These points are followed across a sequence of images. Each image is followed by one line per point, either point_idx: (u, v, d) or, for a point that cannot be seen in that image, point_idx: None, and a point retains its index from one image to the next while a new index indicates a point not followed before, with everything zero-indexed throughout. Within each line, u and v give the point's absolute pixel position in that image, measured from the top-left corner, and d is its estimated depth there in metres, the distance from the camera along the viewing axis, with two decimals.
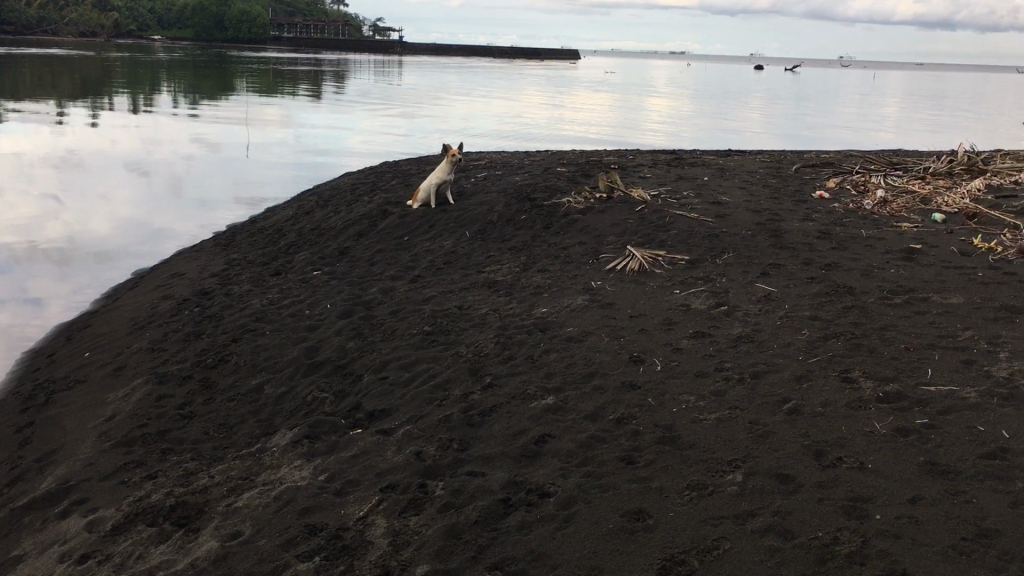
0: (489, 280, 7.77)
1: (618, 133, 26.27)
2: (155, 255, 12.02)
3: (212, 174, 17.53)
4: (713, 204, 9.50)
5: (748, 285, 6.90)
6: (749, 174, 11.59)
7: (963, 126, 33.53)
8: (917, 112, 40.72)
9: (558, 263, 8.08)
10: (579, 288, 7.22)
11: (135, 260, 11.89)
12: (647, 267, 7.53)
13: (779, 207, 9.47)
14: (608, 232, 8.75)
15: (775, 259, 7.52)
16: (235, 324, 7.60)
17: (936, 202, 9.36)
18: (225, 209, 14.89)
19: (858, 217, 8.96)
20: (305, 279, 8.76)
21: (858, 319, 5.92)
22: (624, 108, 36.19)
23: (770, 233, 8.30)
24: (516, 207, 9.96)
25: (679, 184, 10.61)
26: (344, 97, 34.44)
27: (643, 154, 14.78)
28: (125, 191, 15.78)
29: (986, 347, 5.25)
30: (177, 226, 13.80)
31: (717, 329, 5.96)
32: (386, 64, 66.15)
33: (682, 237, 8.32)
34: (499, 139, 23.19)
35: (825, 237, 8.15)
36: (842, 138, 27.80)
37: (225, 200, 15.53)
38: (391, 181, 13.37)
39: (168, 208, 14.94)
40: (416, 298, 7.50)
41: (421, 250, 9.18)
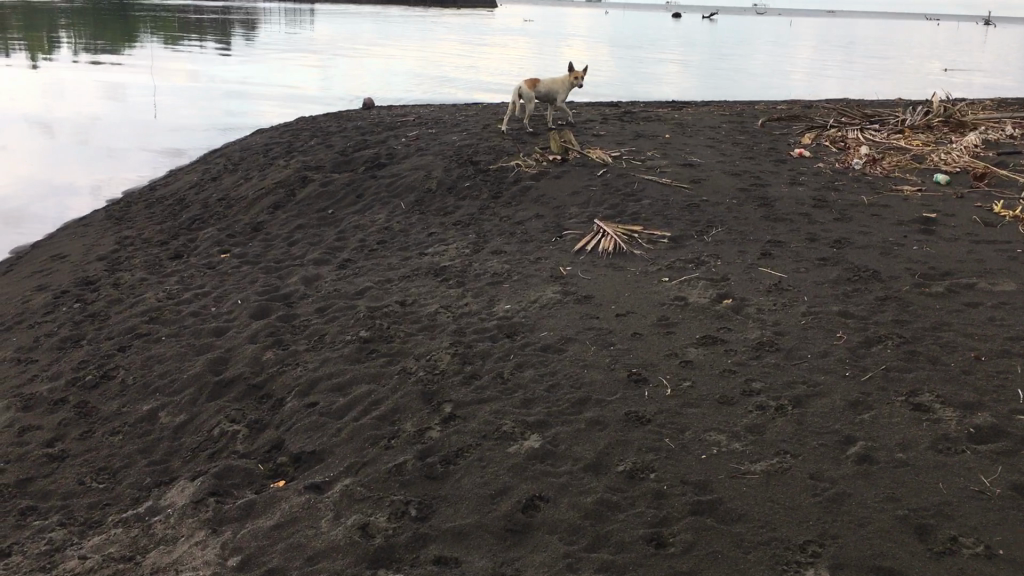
0: (436, 266, 6.48)
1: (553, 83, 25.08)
2: (60, 220, 10.39)
3: (122, 129, 15.74)
4: (683, 166, 8.34)
5: (750, 271, 5.76)
6: (710, 129, 10.49)
7: (907, 73, 33.37)
8: (840, 60, 40.40)
9: (515, 242, 6.82)
10: (546, 276, 5.99)
11: (38, 225, 10.25)
12: (624, 247, 6.33)
13: (758, 167, 8.39)
14: (570, 202, 7.52)
15: (773, 235, 6.41)
16: (123, 327, 6.11)
17: (931, 160, 8.43)
18: (136, 166, 13.29)
19: (849, 180, 7.95)
20: (211, 264, 7.30)
21: (900, 318, 4.83)
22: (553, 57, 34.93)
23: (758, 203, 7.18)
24: (459, 172, 8.65)
25: (638, 142, 9.44)
26: (256, 47, 32.34)
27: (587, 108, 13.59)
28: (26, 147, 13.96)
29: None
30: (82, 184, 12.15)
31: (731, 332, 4.81)
32: (298, 12, 63.52)
33: (658, 208, 7.13)
34: (426, 90, 21.73)
35: (822, 205, 7.09)
36: (774, 86, 27.08)
37: (135, 156, 13.91)
38: (309, 141, 11.88)
39: (73, 165, 13.19)
40: (348, 291, 6.16)
41: (350, 226, 7.81)
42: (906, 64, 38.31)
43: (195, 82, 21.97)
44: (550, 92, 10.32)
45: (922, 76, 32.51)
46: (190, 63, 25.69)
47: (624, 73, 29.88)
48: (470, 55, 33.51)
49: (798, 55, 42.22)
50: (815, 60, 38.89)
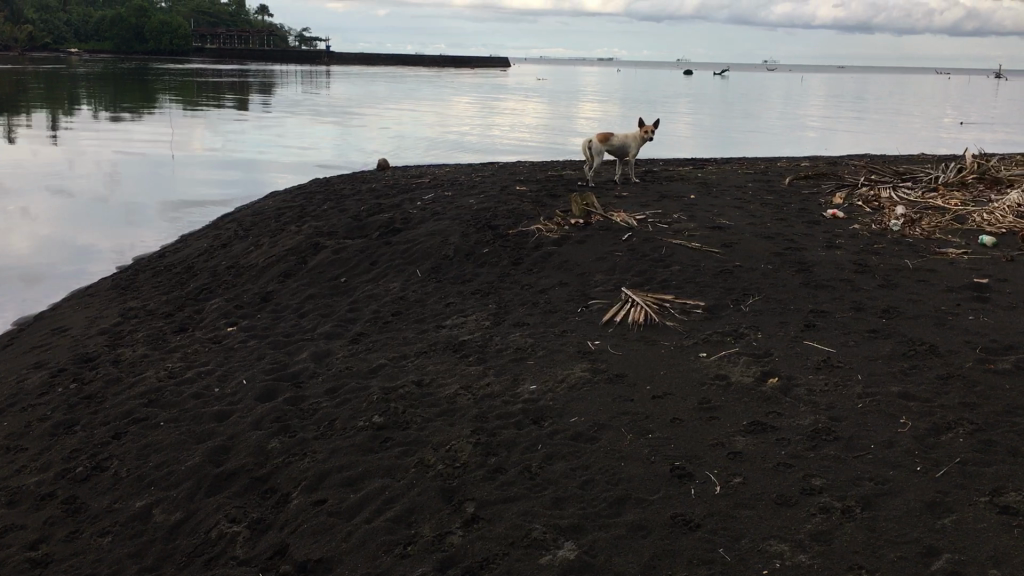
0: (454, 340, 6.07)
1: (568, 141, 24.91)
2: (71, 284, 10.08)
3: (137, 189, 15.52)
4: (711, 229, 7.94)
5: (795, 345, 5.32)
6: (736, 189, 10.10)
7: (926, 127, 33.10)
8: (855, 114, 40.13)
9: (538, 314, 6.41)
10: (572, 351, 5.56)
11: (48, 289, 9.93)
12: (655, 319, 5.92)
13: (790, 229, 7.99)
14: (594, 269, 7.13)
15: (814, 304, 5.98)
16: (121, 411, 5.71)
17: (973, 219, 8.03)
18: (153, 224, 13.01)
19: (888, 241, 7.54)
20: (217, 340, 6.92)
21: (968, 401, 4.38)
22: (567, 116, 34.91)
23: (795, 268, 6.76)
24: (477, 237, 8.30)
25: (662, 204, 9.06)
26: (272, 108, 32.46)
27: (606, 168, 13.29)
28: (40, 208, 13.72)
29: None
30: (98, 245, 11.87)
31: (781, 418, 4.36)
32: (314, 74, 64.27)
33: (689, 275, 6.72)
34: (441, 150, 21.56)
35: (863, 270, 6.67)
36: (792, 141, 26.73)
37: (151, 215, 13.64)
38: (322, 205, 11.57)
39: (86, 226, 12.93)
40: (361, 370, 5.75)
41: (363, 296, 7.43)
42: (923, 118, 38.02)
43: (213, 140, 21.86)
44: (622, 146, 10.22)
45: (940, 130, 32.22)
46: (207, 125, 25.67)
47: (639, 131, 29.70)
48: (483, 114, 33.45)
49: (812, 111, 41.98)
50: (830, 115, 38.65)
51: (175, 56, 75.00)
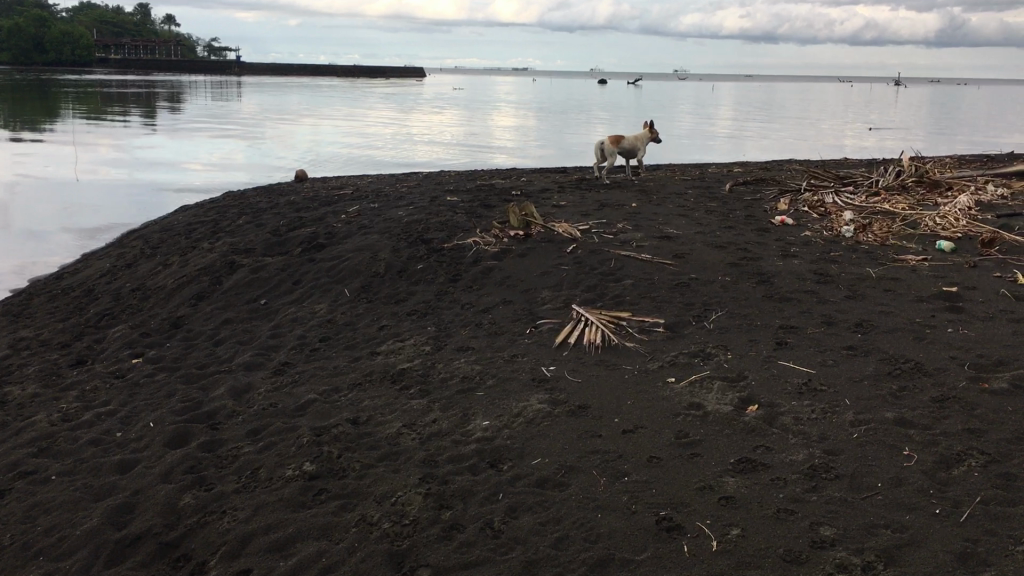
0: (392, 369, 5.45)
1: (490, 150, 24.41)
2: None
3: (38, 206, 14.50)
4: (660, 239, 7.49)
5: (770, 365, 4.86)
6: (676, 195, 9.70)
7: (843, 133, 33.51)
8: (769, 121, 40.66)
9: (483, 336, 5.84)
10: (525, 380, 5.00)
11: None
12: (613, 340, 5.40)
13: (740, 237, 7.59)
14: (539, 286, 6.60)
15: (782, 318, 5.55)
16: (5, 463, 4.93)
17: (925, 223, 7.73)
18: (56, 243, 12.08)
19: (844, 248, 7.18)
20: (121, 374, 6.16)
21: (971, 426, 3.95)
22: (488, 125, 34.43)
23: (754, 280, 6.33)
24: (409, 252, 7.69)
25: (603, 213, 8.59)
26: (181, 120, 31.20)
27: (536, 177, 12.80)
28: None
29: None
30: None
31: (771, 453, 3.87)
32: (225, 85, 62.60)
33: (643, 290, 6.24)
34: (362, 160, 20.83)
35: (826, 280, 6.27)
36: (713, 146, 26.72)
37: (54, 234, 12.70)
38: (237, 220, 10.80)
39: None
40: (287, 407, 5.08)
41: (285, 319, 6.75)
42: (833, 124, 38.72)
43: (121, 156, 20.81)
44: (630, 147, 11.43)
45: (856, 135, 32.69)
46: (114, 138, 24.47)
47: (561, 138, 29.38)
48: (402, 123, 32.74)
49: (727, 118, 42.40)
50: (747, 122, 39.01)
51: (77, 67, 72.30)
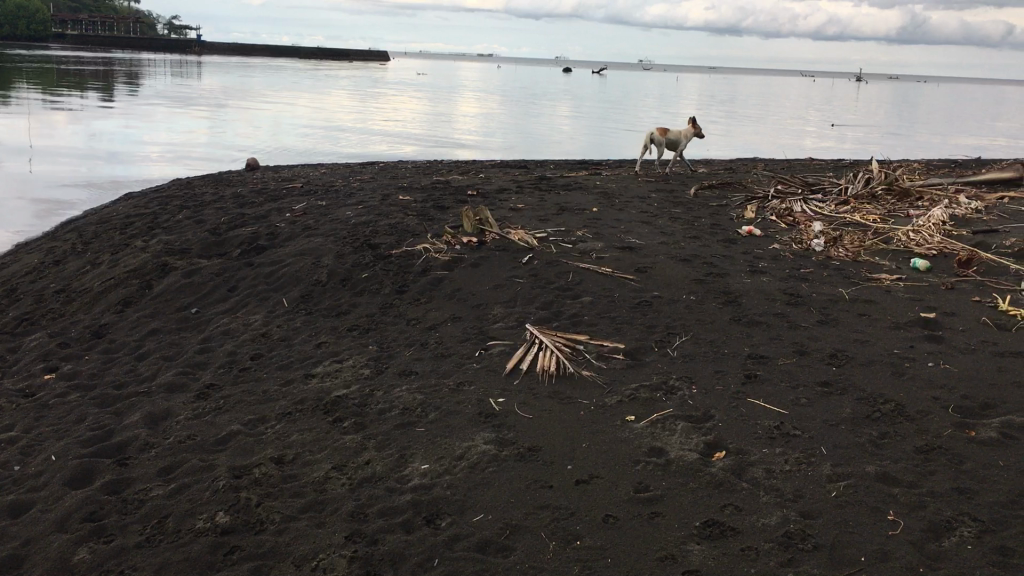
0: (326, 395, 4.96)
1: (452, 138, 23.88)
2: None
3: None
4: (622, 251, 7.06)
5: (738, 402, 4.45)
6: (639, 199, 9.28)
7: (807, 129, 33.43)
8: (732, 114, 40.45)
9: (428, 358, 5.37)
10: (471, 414, 4.54)
11: None
12: (569, 369, 4.96)
13: (706, 249, 7.19)
14: (492, 301, 6.14)
15: (750, 346, 5.14)
16: None
17: (898, 237, 7.38)
18: None
19: (814, 264, 6.80)
20: (30, 392, 5.60)
21: (960, 486, 3.56)
22: (451, 111, 33.86)
23: (720, 300, 5.92)
24: (355, 258, 7.19)
25: (563, 219, 8.14)
26: (134, 99, 30.27)
27: (496, 174, 12.33)
28: None
29: None
30: None
31: (741, 515, 3.45)
32: (184, 63, 61.29)
33: (602, 310, 5.80)
34: (320, 145, 20.21)
35: (797, 302, 5.88)
36: (676, 139, 26.41)
37: None
38: (177, 214, 10.21)
39: None
40: (207, 440, 4.58)
41: (217, 332, 6.22)
42: (796, 119, 38.61)
43: (76, 134, 20.08)
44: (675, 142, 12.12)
45: (819, 131, 32.61)
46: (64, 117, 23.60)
47: (524, 127, 28.91)
48: (363, 108, 32.06)
49: (689, 110, 42.16)
50: (710, 116, 38.84)
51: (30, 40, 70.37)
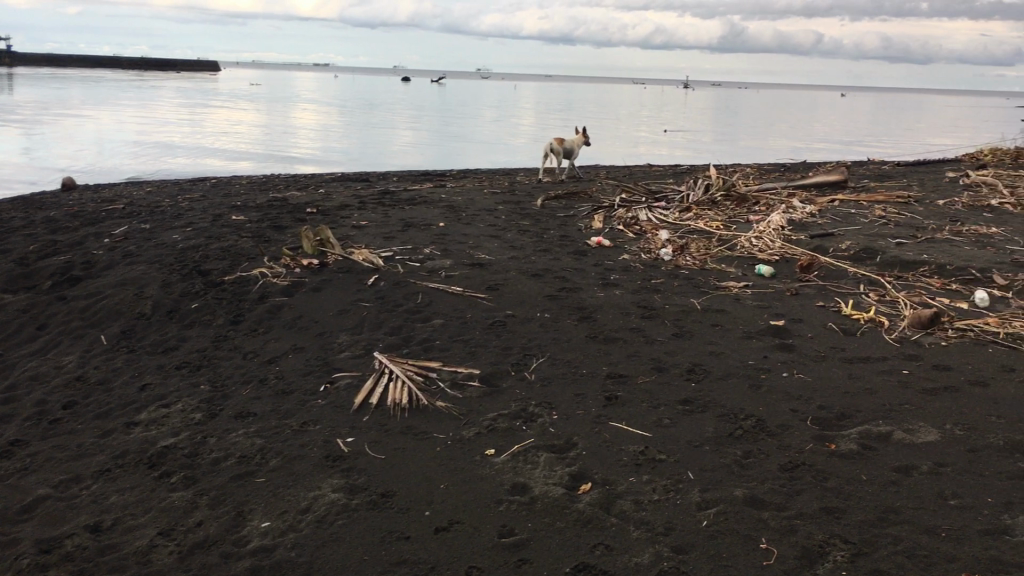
0: (153, 446, 4.45)
1: (289, 150, 23.12)
2: None
3: None
4: (471, 268, 6.81)
5: (601, 427, 4.25)
6: (486, 212, 9.07)
7: (643, 134, 34.33)
8: (571, 121, 41.13)
9: (267, 396, 4.93)
10: (317, 459, 4.15)
11: None
12: (422, 400, 4.65)
13: (557, 262, 7.04)
14: (337, 329, 5.75)
15: (609, 364, 4.98)
16: None
17: (741, 242, 7.44)
18: None
19: (664, 273, 6.75)
20: None
21: (829, 505, 3.46)
22: (288, 123, 32.90)
23: (575, 317, 5.75)
24: (184, 286, 6.63)
25: (409, 236, 7.81)
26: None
27: (337, 189, 11.89)
28: None
29: None
30: None
31: (613, 556, 3.23)
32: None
33: (454, 334, 5.52)
34: (146, 161, 19.11)
35: (651, 314, 5.78)
36: (517, 147, 26.54)
37: None
38: None
39: None
40: (10, 508, 3.99)
41: (25, 377, 5.56)
42: (631, 126, 39.62)
43: None
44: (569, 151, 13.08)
45: (654, 136, 33.55)
46: None
47: (365, 137, 28.35)
48: (194, 121, 30.69)
49: (529, 119, 42.61)
50: (550, 123, 39.37)
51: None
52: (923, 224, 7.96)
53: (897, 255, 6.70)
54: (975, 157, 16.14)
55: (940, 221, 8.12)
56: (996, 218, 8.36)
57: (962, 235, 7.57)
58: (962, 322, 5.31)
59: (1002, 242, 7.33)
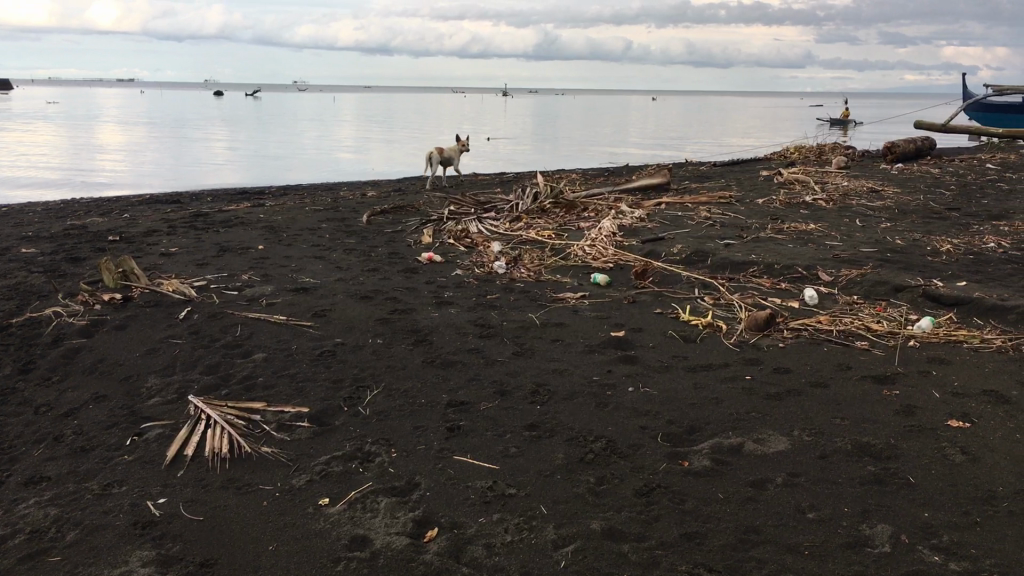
0: None
1: (91, 171, 21.58)
2: None
3: None
4: (296, 294, 6.34)
5: (444, 462, 3.93)
6: (309, 232, 8.59)
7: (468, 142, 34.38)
8: (392, 131, 40.70)
9: (62, 454, 4.31)
10: (122, 526, 3.61)
11: None
12: (244, 448, 4.18)
13: (388, 282, 6.68)
14: (145, 371, 5.16)
15: (448, 391, 4.67)
16: None
17: (575, 251, 7.33)
18: None
19: (500, 288, 6.52)
20: None
21: (690, 528, 3.27)
22: (91, 142, 30.85)
23: (409, 341, 5.40)
24: None
25: (224, 261, 7.25)
26: None
27: (145, 213, 11.05)
28: None
29: (941, 561, 2.91)
30: None
31: None
32: None
33: (279, 368, 5.05)
34: None
35: (489, 333, 5.52)
36: (340, 161, 25.93)
37: None
38: None
39: None
40: None
41: None
42: (454, 134, 39.61)
43: None
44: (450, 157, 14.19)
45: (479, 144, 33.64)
46: None
47: (177, 154, 26.94)
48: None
49: (348, 130, 41.84)
50: (373, 134, 38.79)
51: None
52: (747, 223, 8.12)
53: (726, 257, 6.74)
54: (781, 155, 16.93)
55: (761, 219, 8.31)
56: (811, 214, 8.64)
57: (783, 232, 7.75)
58: (795, 322, 5.33)
59: (820, 238, 7.55)
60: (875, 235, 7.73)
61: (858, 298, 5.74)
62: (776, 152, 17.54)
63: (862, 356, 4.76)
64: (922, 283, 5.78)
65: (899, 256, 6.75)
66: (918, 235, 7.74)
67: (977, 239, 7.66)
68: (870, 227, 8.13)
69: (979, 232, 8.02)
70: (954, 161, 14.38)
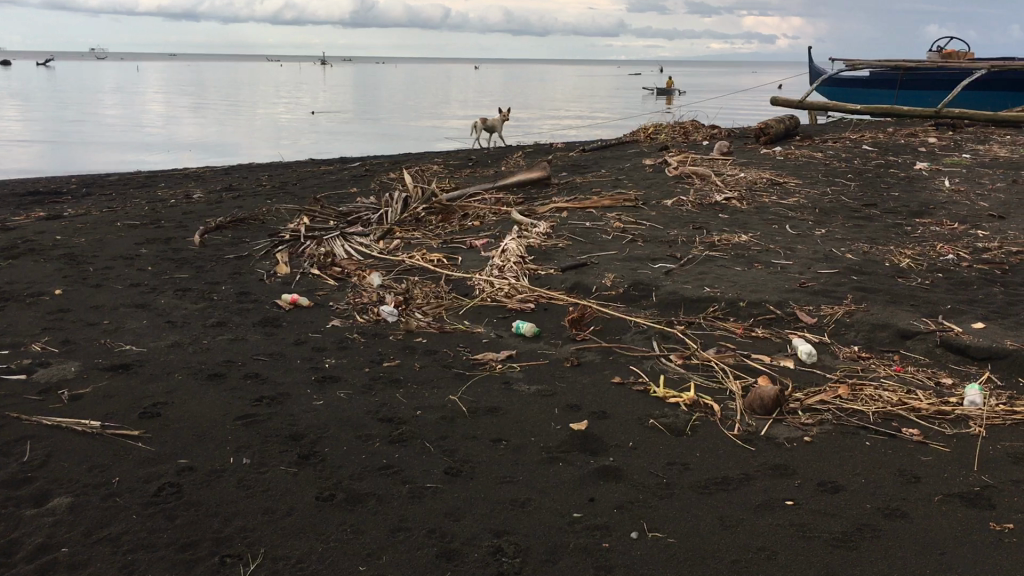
0: None
1: None
2: None
3: None
4: (114, 378, 4.52)
5: None
6: (124, 263, 6.66)
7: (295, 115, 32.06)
8: (204, 104, 37.44)
9: None
10: None
11: None
12: None
13: (242, 344, 4.98)
14: None
15: (366, 556, 3.07)
16: None
17: (481, 283, 5.83)
18: None
19: (397, 346, 4.97)
20: None
21: None
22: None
23: (290, 457, 3.75)
24: None
25: (8, 321, 5.29)
26: None
27: None
28: None
29: None
30: None
31: None
32: None
33: (92, 525, 3.27)
34: None
35: (400, 431, 3.96)
36: (153, 138, 23.25)
37: None
38: None
39: None
40: None
41: None
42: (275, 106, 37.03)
43: None
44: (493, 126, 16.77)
45: (307, 116, 31.41)
46: None
47: None
48: None
49: (152, 102, 38.09)
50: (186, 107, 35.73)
51: None
52: (670, 235, 6.89)
53: (674, 291, 5.43)
54: (644, 135, 15.96)
55: (683, 228, 7.12)
56: (733, 221, 7.51)
57: (718, 247, 6.56)
58: (806, 397, 4.07)
59: (764, 253, 6.42)
60: (818, 246, 6.69)
61: (863, 352, 4.56)
62: (637, 131, 16.57)
63: (923, 458, 3.54)
64: (934, 328, 4.67)
65: (870, 281, 5.66)
66: (864, 246, 6.74)
67: (929, 249, 6.73)
68: (807, 235, 7.10)
69: (922, 238, 7.12)
70: (826, 142, 13.82)
